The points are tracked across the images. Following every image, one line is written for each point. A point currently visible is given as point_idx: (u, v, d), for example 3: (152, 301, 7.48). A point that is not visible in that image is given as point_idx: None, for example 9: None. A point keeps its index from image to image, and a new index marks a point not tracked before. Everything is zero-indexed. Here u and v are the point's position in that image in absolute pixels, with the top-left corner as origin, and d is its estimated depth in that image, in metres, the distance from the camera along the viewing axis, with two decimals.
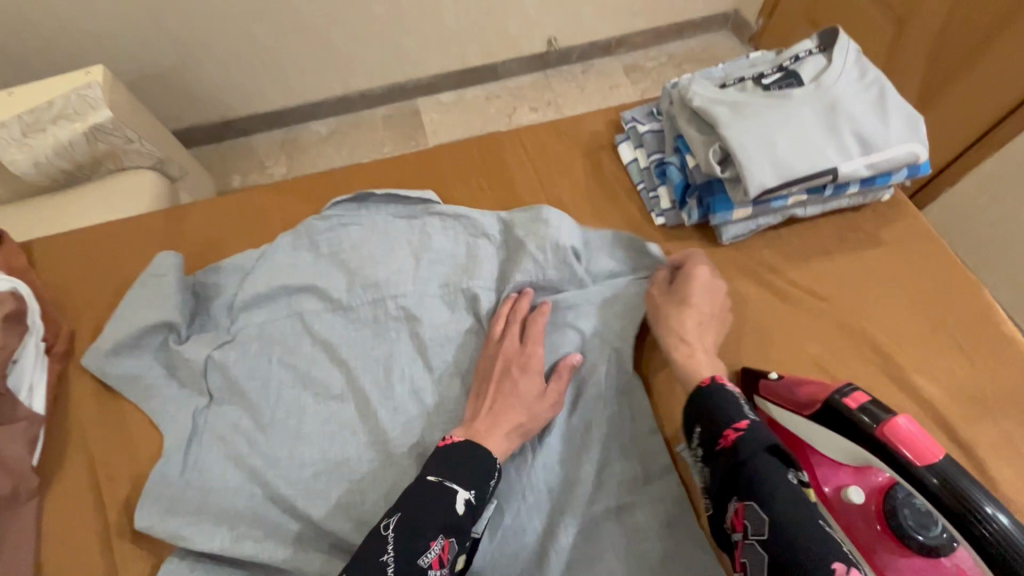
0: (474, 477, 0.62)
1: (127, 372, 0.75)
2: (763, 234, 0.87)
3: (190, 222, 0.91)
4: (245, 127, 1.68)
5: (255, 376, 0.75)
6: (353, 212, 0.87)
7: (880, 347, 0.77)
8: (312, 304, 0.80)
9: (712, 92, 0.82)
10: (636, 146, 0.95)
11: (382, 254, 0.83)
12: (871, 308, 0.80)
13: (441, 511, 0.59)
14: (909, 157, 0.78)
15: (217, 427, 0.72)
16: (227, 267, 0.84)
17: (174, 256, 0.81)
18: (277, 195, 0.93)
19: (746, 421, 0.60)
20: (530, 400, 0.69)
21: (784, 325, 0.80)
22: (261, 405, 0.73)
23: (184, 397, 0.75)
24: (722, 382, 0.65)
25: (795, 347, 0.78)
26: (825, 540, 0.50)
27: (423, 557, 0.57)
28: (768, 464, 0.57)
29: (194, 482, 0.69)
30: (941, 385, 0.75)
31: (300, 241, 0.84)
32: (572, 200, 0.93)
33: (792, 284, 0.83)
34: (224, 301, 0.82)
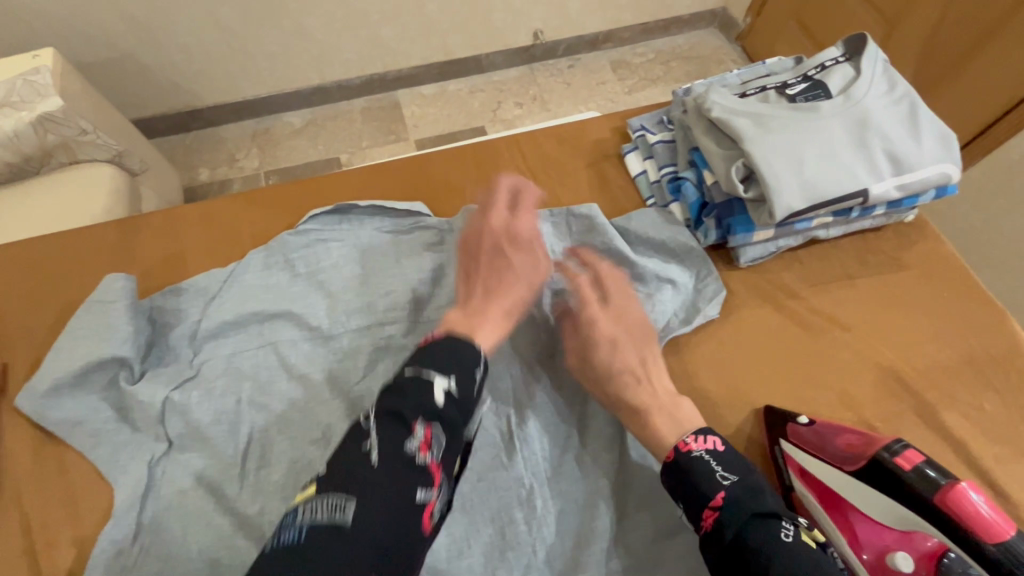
0: (458, 364, 0.57)
1: (68, 416, 0.67)
2: (783, 257, 0.81)
3: (145, 234, 0.84)
4: (210, 117, 1.60)
5: (221, 419, 0.68)
6: (334, 226, 0.82)
7: (907, 379, 0.73)
8: (292, 335, 0.74)
9: (733, 102, 0.76)
10: (645, 157, 0.88)
11: (372, 279, 0.77)
12: (896, 339, 0.76)
13: (420, 396, 0.53)
14: (941, 179, 0.72)
15: (176, 479, 0.65)
16: (190, 291, 0.77)
17: (125, 279, 0.73)
18: (252, 206, 0.87)
19: (721, 492, 0.56)
20: (525, 270, 0.71)
21: (808, 358, 0.74)
22: (227, 450, 0.67)
23: (140, 444, 0.67)
24: (688, 446, 0.60)
25: (819, 383, 0.73)
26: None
27: (410, 442, 0.51)
28: (761, 535, 0.52)
29: (164, 547, 0.62)
30: (973, 422, 0.70)
31: (273, 259, 0.79)
32: None
33: (814, 311, 0.78)
34: (185, 330, 0.74)
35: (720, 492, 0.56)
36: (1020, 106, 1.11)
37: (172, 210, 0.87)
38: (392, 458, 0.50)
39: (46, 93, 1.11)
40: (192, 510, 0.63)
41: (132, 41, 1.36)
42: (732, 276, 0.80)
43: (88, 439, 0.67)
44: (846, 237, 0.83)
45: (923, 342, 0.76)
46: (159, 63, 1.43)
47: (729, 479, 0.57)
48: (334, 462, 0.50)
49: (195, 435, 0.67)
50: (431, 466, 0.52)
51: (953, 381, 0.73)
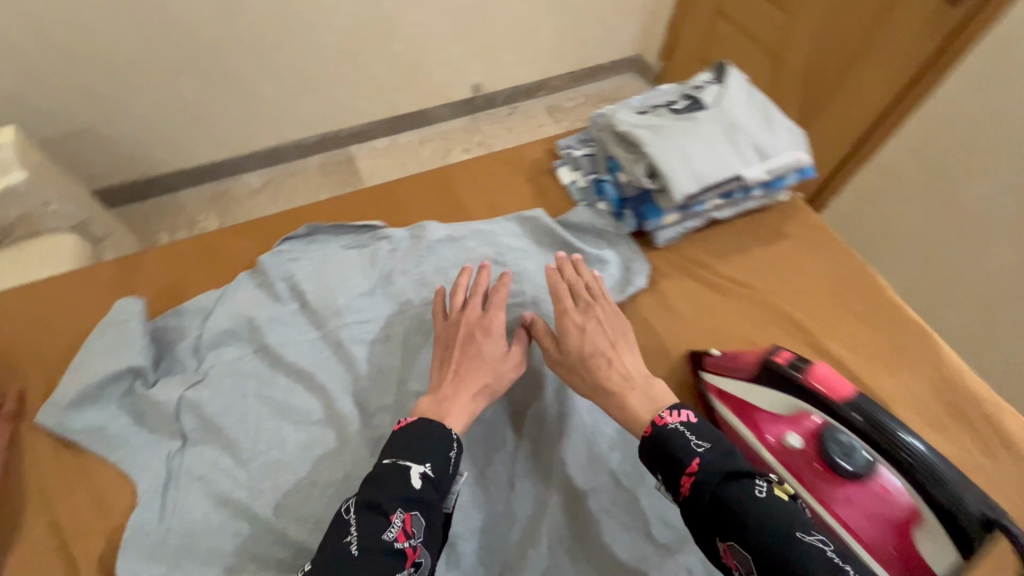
0: (428, 448, 0.65)
1: (89, 424, 0.75)
2: (692, 238, 1.00)
3: (143, 268, 0.94)
4: (170, 184, 1.71)
5: (230, 412, 0.78)
6: (304, 247, 0.94)
7: (797, 320, 0.91)
8: (292, 338, 0.84)
9: (632, 117, 0.96)
10: (573, 169, 1.07)
11: (353, 283, 0.89)
12: (786, 290, 0.95)
13: (395, 486, 0.62)
14: (794, 163, 0.94)
15: (194, 467, 0.74)
16: (189, 310, 0.87)
17: (135, 302, 0.83)
18: (241, 236, 0.99)
19: (696, 460, 0.62)
20: (482, 362, 0.75)
21: (720, 313, 0.92)
22: (238, 438, 0.76)
23: (157, 442, 0.76)
24: (664, 420, 0.67)
25: (730, 330, 0.90)
26: (808, 553, 0.54)
27: (387, 531, 0.59)
28: (730, 493, 0.59)
29: (187, 523, 0.70)
30: (849, 346, 0.89)
31: (259, 278, 0.90)
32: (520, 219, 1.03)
33: (721, 276, 0.96)
34: (189, 343, 0.84)
35: (695, 458, 0.62)
36: (880, 124, 1.38)
37: (168, 246, 0.97)
38: (370, 546, 0.58)
39: (9, 168, 1.18)
40: (212, 491, 0.72)
41: (92, 116, 1.45)
42: (653, 255, 0.98)
43: (110, 441, 0.75)
44: (740, 219, 1.03)
45: (808, 292, 0.95)
46: (117, 135, 1.52)
47: (703, 447, 0.64)
48: (323, 553, 0.58)
49: (210, 427, 0.77)
50: (409, 550, 0.59)
51: (832, 319, 0.92)
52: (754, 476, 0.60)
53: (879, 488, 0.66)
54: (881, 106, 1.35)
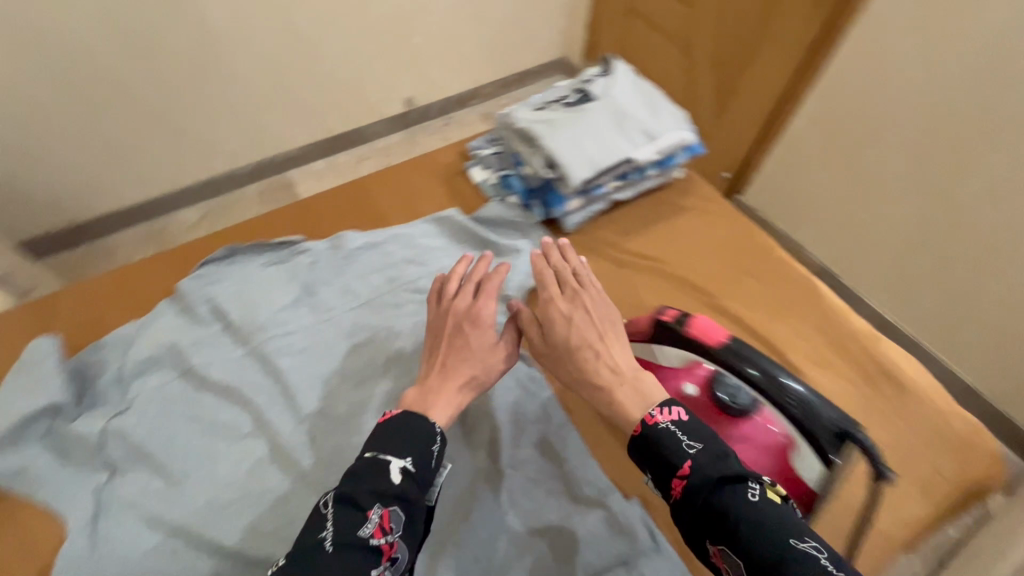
0: (411, 444, 0.65)
1: (8, 467, 0.75)
2: (597, 220, 1.07)
3: (61, 309, 0.94)
4: (96, 229, 1.58)
5: (159, 436, 0.79)
6: (224, 267, 0.95)
7: (697, 284, 0.99)
8: (216, 357, 0.86)
9: (527, 110, 1.05)
10: (483, 167, 1.13)
11: (276, 299, 0.92)
12: (686, 259, 1.03)
13: (375, 480, 0.61)
14: (681, 141, 1.03)
15: (124, 494, 0.75)
16: (106, 342, 0.87)
17: (49, 340, 0.83)
18: (159, 266, 0.99)
19: (689, 462, 0.60)
20: (467, 354, 0.75)
21: (629, 292, 0.98)
22: (169, 459, 0.77)
23: (82, 475, 0.76)
24: (655, 419, 0.64)
25: (636, 299, 0.98)
26: (799, 557, 0.52)
27: (363, 527, 0.58)
28: (727, 495, 0.57)
29: (120, 548, 0.71)
30: (746, 304, 0.97)
31: (178, 304, 0.91)
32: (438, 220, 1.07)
33: (627, 252, 1.03)
34: (110, 374, 0.84)
35: (688, 461, 0.60)
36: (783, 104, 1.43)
37: (80, 286, 0.97)
38: (346, 541, 0.57)
39: None
40: (145, 514, 0.73)
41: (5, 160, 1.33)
42: (564, 239, 1.05)
43: (33, 481, 0.75)
44: (642, 199, 1.11)
45: (707, 261, 1.03)
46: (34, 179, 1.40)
47: (694, 448, 0.61)
48: (297, 547, 0.57)
49: (138, 452, 0.78)
50: (385, 547, 0.59)
51: (731, 288, 0.99)
52: (749, 479, 0.58)
53: (762, 420, 0.74)
54: (781, 86, 1.40)
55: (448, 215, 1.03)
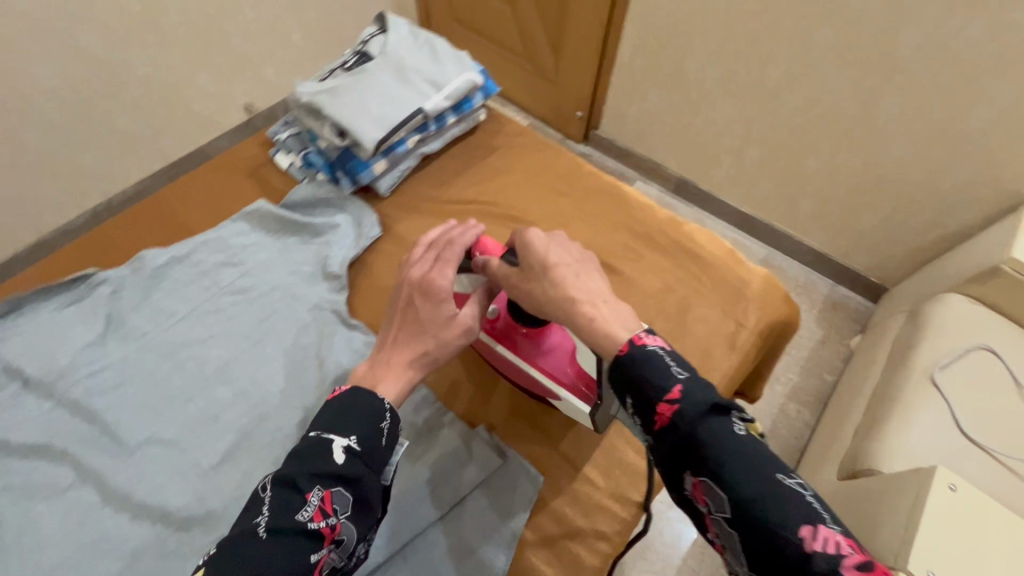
0: (359, 419, 0.55)
1: None
2: (631, 197, 0.92)
3: (35, 271, 0.86)
4: (133, 170, 1.45)
5: (106, 412, 0.71)
6: (207, 236, 0.88)
7: (739, 279, 0.84)
8: (202, 326, 0.79)
9: (406, 52, 0.92)
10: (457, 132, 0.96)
11: (255, 277, 0.84)
12: (723, 247, 0.87)
13: (315, 461, 0.52)
14: None
15: (54, 475, 0.67)
16: (70, 306, 0.80)
17: (11, 303, 0.79)
18: (142, 232, 0.90)
19: (726, 466, 0.45)
20: (577, 300, 0.56)
21: (663, 299, 0.82)
22: (112, 438, 0.70)
23: (13, 450, 0.68)
24: (645, 340, 0.51)
25: (668, 296, 0.83)
26: (786, 495, 0.43)
27: (301, 512, 0.49)
28: (772, 514, 0.42)
29: (40, 533, 0.63)
30: (778, 306, 0.83)
31: (148, 272, 0.83)
32: (455, 184, 0.94)
33: (662, 237, 0.88)
34: (64, 341, 0.76)
35: (727, 466, 0.45)
36: None
37: (49, 259, 0.88)
38: (281, 528, 0.48)
39: None
40: (71, 498, 0.66)
41: None
42: (590, 219, 0.90)
43: None
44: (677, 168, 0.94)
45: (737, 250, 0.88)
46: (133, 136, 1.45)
47: (751, 446, 0.46)
48: (229, 535, 0.49)
49: (99, 426, 0.70)
50: (326, 530, 0.50)
51: (767, 304, 0.83)
52: (808, 502, 0.43)
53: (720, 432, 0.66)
54: None
55: (362, 174, 0.89)
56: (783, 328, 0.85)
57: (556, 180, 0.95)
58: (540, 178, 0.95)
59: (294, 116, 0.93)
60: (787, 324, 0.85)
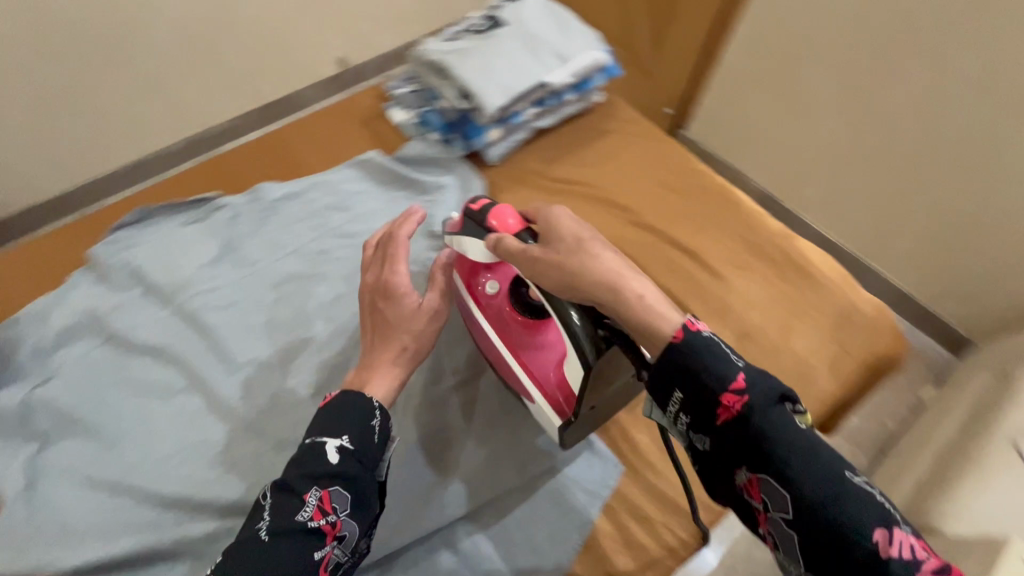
0: (349, 419, 0.54)
1: (67, 326, 0.75)
2: (741, 203, 0.89)
3: (160, 187, 0.91)
4: None
5: (216, 328, 0.76)
6: (319, 178, 0.91)
7: (845, 306, 0.80)
8: (308, 263, 0.82)
9: (537, 23, 0.91)
10: (552, 114, 0.95)
11: (360, 224, 0.86)
12: (833, 270, 0.83)
13: (310, 463, 0.52)
14: None
15: (167, 379, 0.72)
16: (191, 225, 0.85)
17: (141, 214, 0.84)
18: (255, 165, 0.94)
19: (793, 462, 0.42)
20: (618, 271, 0.52)
21: (764, 313, 0.79)
22: (220, 353, 0.74)
23: (134, 348, 0.74)
24: (699, 325, 0.47)
25: (769, 309, 0.80)
26: (857, 495, 0.41)
27: (300, 514, 0.49)
28: (842, 512, 0.41)
29: (151, 430, 0.69)
30: (883, 339, 0.80)
31: (263, 204, 0.87)
32: (564, 164, 0.94)
33: (771, 249, 0.84)
34: (184, 256, 0.82)
35: (792, 463, 0.43)
36: None
37: (174, 177, 0.93)
38: (281, 531, 0.49)
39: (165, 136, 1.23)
40: (181, 403, 0.70)
41: None
42: (696, 219, 0.88)
43: (107, 353, 0.74)
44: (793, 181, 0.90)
45: (845, 275, 0.84)
46: None
47: (814, 440, 0.44)
48: (232, 543, 0.49)
49: (209, 340, 0.75)
50: (327, 528, 0.50)
51: (874, 336, 0.79)
52: (875, 500, 0.41)
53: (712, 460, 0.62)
54: None
55: (475, 140, 0.89)
56: (885, 364, 0.80)
57: (666, 175, 0.93)
58: (650, 170, 0.93)
59: (415, 71, 0.94)
60: (891, 362, 0.81)
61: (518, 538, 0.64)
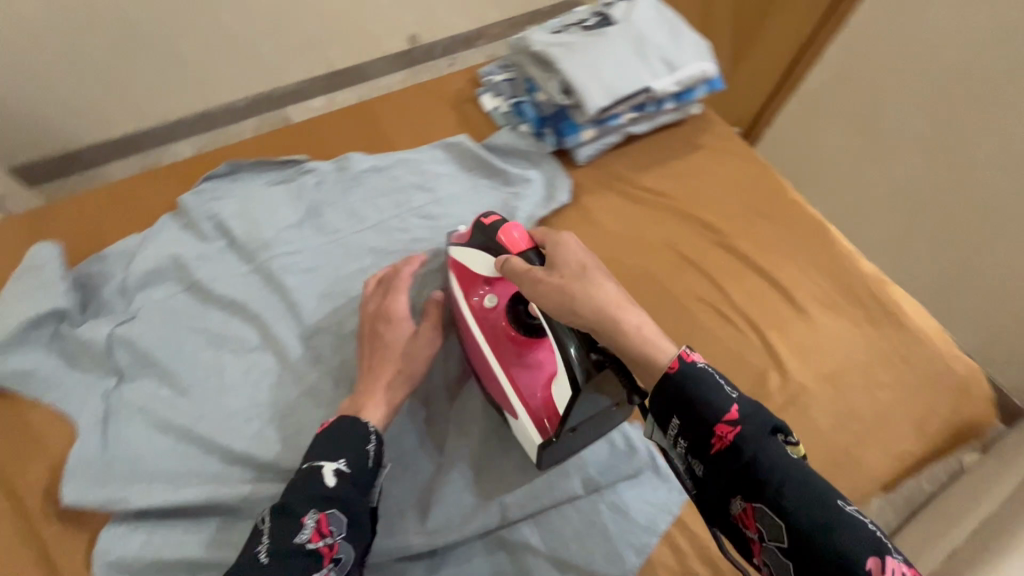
0: (346, 446, 0.59)
1: (151, 268, 0.75)
2: (836, 240, 0.86)
3: (248, 142, 0.92)
4: None
5: (294, 292, 0.76)
6: (406, 156, 0.90)
7: (935, 364, 0.77)
8: (387, 239, 0.82)
9: (649, 25, 0.88)
10: (648, 122, 0.92)
11: (443, 207, 0.86)
12: (926, 323, 0.80)
13: (308, 487, 0.56)
14: None
15: (242, 336, 0.72)
16: (277, 185, 0.85)
17: (230, 167, 0.85)
18: (344, 132, 0.95)
19: (783, 490, 0.43)
20: (618, 304, 0.53)
21: (848, 358, 0.76)
22: (295, 318, 0.74)
23: (212, 299, 0.75)
24: (694, 357, 0.49)
25: (855, 355, 0.77)
26: (849, 523, 0.41)
27: (298, 535, 0.53)
28: (835, 541, 0.40)
29: (222, 384, 0.69)
30: (973, 404, 0.75)
31: (349, 174, 0.87)
32: (654, 174, 0.91)
33: (862, 292, 0.81)
34: (268, 214, 0.82)
35: (782, 490, 0.43)
36: None
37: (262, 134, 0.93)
38: (281, 550, 0.52)
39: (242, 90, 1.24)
40: (253, 361, 0.71)
41: None
42: (787, 250, 0.85)
43: (186, 301, 0.75)
44: None
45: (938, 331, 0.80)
46: None
47: (804, 469, 0.44)
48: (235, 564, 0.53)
49: (286, 303, 0.75)
50: (324, 549, 0.53)
51: (962, 400, 0.75)
52: (869, 529, 0.41)
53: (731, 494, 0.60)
54: None
55: (570, 137, 0.87)
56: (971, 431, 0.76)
57: (758, 200, 0.89)
58: (743, 193, 0.90)
59: (515, 59, 0.93)
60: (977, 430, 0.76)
61: (573, 552, 0.63)
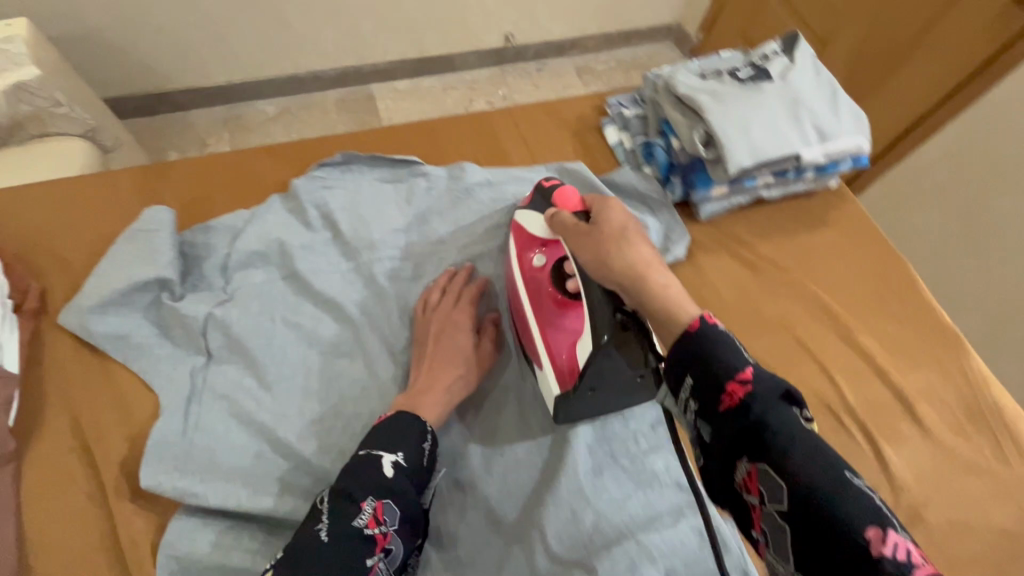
0: (405, 436, 0.57)
1: (255, 250, 0.73)
2: (970, 358, 0.78)
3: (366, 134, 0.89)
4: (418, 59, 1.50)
5: (391, 301, 0.73)
6: (521, 176, 0.86)
7: None
8: (491, 262, 0.78)
9: (808, 89, 0.82)
10: (779, 188, 0.86)
11: None
12: None
13: (368, 472, 0.54)
14: None
15: (334, 339, 0.70)
16: (388, 184, 0.82)
17: (346, 157, 0.82)
18: (461, 140, 0.91)
19: (789, 450, 0.39)
20: (646, 263, 0.56)
21: (968, 493, 0.69)
22: (388, 329, 0.71)
23: (310, 292, 0.72)
24: (715, 322, 0.48)
25: (977, 491, 0.69)
26: (856, 495, 0.37)
27: (356, 521, 0.52)
28: (836, 506, 0.36)
29: (307, 386, 0.67)
30: None
31: (461, 184, 0.83)
32: (777, 246, 0.85)
33: (993, 424, 0.73)
34: (375, 213, 0.79)
35: (787, 450, 0.39)
36: None
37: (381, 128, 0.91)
38: (341, 536, 0.51)
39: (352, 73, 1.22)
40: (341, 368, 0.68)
41: None
42: (914, 359, 0.77)
43: (285, 290, 0.72)
44: None
45: None
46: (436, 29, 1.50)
47: (813, 437, 0.40)
48: (288, 547, 0.50)
49: (382, 313, 0.72)
50: (379, 538, 0.52)
51: None
52: (877, 505, 0.36)
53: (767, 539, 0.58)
54: None
55: (699, 191, 0.82)
56: None
57: (887, 295, 0.82)
58: (869, 284, 0.83)
59: (651, 96, 0.88)
60: None
61: None
